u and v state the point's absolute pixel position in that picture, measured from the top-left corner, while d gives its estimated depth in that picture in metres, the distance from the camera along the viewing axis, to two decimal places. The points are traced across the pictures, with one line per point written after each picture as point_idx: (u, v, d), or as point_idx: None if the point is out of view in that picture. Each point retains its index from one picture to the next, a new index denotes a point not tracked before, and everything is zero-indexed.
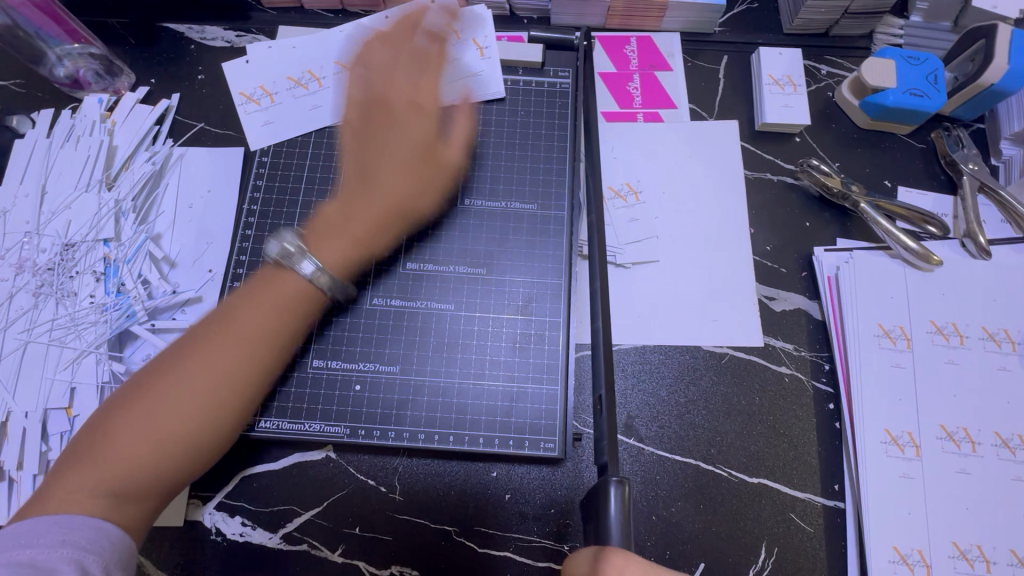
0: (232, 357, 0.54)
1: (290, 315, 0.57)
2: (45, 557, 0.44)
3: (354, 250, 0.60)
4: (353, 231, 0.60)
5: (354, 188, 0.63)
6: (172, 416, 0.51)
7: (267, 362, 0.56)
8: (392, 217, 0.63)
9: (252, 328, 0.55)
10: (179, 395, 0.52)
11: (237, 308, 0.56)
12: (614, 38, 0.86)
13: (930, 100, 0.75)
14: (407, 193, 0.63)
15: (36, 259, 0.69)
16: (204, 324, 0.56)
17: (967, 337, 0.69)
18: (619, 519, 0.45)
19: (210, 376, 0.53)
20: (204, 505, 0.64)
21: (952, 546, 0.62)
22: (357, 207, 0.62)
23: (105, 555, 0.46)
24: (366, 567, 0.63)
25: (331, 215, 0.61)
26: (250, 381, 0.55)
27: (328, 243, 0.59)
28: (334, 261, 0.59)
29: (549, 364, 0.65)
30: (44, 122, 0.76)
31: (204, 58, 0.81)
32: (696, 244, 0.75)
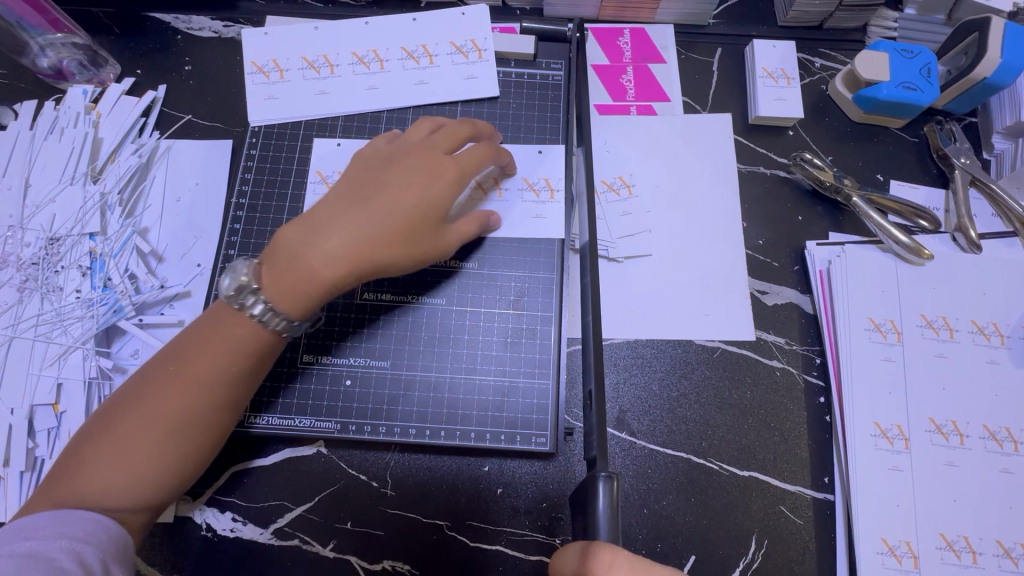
0: (186, 393, 0.51)
1: (251, 344, 0.54)
2: (44, 547, 0.44)
3: (306, 285, 0.54)
4: (307, 264, 0.54)
5: (331, 216, 0.56)
6: (134, 447, 0.49)
7: (226, 394, 0.53)
8: (345, 261, 0.55)
9: (216, 352, 0.53)
10: (161, 412, 0.50)
11: (216, 327, 0.54)
12: (607, 30, 0.85)
13: (923, 94, 0.74)
14: (382, 243, 0.56)
15: (20, 254, 0.67)
16: (168, 351, 0.53)
17: (956, 331, 0.69)
18: (607, 513, 0.45)
19: (166, 411, 0.51)
20: (194, 501, 0.64)
21: (940, 537, 0.63)
22: (318, 241, 0.55)
23: (101, 546, 0.46)
24: (358, 562, 0.63)
25: (288, 240, 0.56)
26: (207, 414, 0.52)
27: (281, 276, 0.54)
28: (283, 296, 0.54)
29: (541, 359, 0.65)
30: (27, 114, 0.74)
31: (191, 49, 0.80)
32: (688, 238, 0.75)
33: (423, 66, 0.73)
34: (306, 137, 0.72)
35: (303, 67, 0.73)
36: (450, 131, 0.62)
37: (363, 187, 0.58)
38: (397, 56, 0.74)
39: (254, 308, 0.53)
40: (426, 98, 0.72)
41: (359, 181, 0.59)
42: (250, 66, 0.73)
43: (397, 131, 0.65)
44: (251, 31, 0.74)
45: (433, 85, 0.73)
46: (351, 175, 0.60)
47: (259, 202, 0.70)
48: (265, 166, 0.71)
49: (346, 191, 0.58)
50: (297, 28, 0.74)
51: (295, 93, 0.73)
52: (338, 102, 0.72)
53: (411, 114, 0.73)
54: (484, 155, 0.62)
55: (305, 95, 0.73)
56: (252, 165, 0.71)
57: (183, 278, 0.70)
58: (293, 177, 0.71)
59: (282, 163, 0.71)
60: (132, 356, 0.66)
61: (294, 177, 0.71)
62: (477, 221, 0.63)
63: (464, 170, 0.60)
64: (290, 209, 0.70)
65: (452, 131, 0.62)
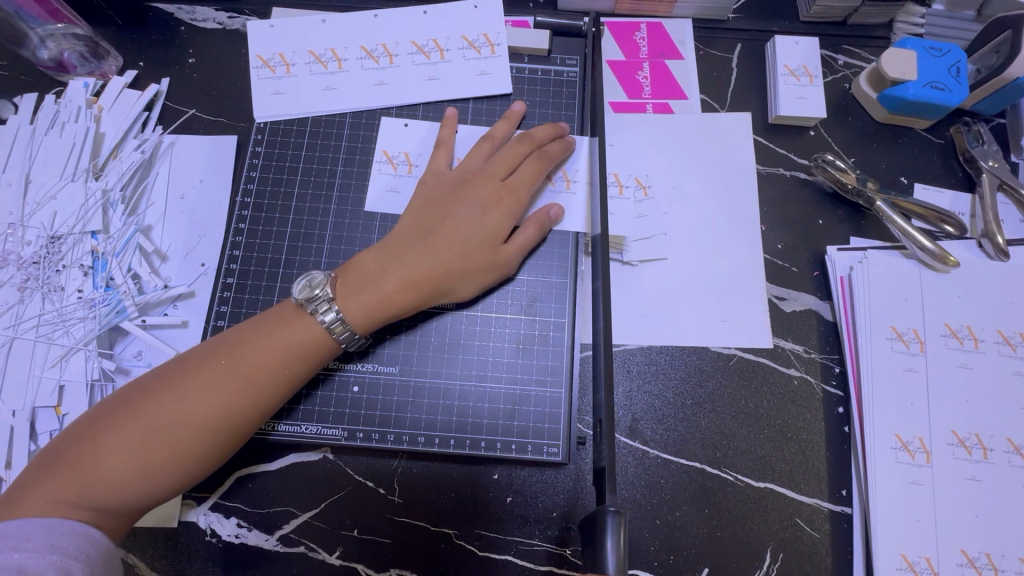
0: (221, 395, 0.52)
1: (290, 360, 0.55)
2: (35, 562, 0.44)
3: (380, 306, 0.59)
4: (382, 288, 0.59)
5: (405, 245, 0.61)
6: (160, 439, 0.50)
7: (255, 405, 0.54)
8: (418, 288, 0.60)
9: (257, 358, 0.54)
10: (175, 416, 0.51)
11: (247, 340, 0.55)
12: (623, 24, 0.82)
13: (952, 94, 0.71)
14: (450, 268, 0.60)
15: (21, 252, 0.66)
16: (216, 347, 0.55)
17: (982, 341, 0.67)
18: (615, 552, 0.43)
19: (195, 410, 0.51)
20: (198, 506, 0.63)
21: (961, 554, 0.61)
22: (394, 267, 0.60)
23: (91, 563, 0.47)
24: (364, 570, 0.62)
25: (367, 264, 0.60)
26: (234, 421, 0.53)
27: (355, 295, 0.58)
28: (356, 315, 0.58)
29: (553, 366, 0.63)
30: (28, 108, 0.72)
31: (195, 40, 0.77)
32: (704, 242, 0.73)
33: (434, 62, 0.71)
34: (313, 135, 0.70)
35: (310, 61, 0.71)
36: (508, 154, 0.65)
37: (434, 216, 0.62)
38: (407, 50, 0.71)
39: (323, 316, 0.56)
40: (436, 94, 0.70)
41: (426, 212, 0.63)
42: (255, 60, 0.71)
43: (446, 147, 0.67)
44: (256, 24, 0.72)
45: (443, 81, 0.71)
46: (421, 202, 0.64)
47: (264, 201, 0.68)
48: (271, 165, 0.69)
49: (415, 220, 0.63)
50: (304, 21, 0.72)
51: (301, 88, 0.70)
52: (346, 98, 0.70)
53: (421, 111, 0.71)
54: (534, 173, 0.64)
55: (312, 90, 0.70)
56: (258, 163, 0.69)
57: (187, 278, 0.68)
58: (300, 176, 0.69)
59: (288, 161, 0.69)
60: (135, 358, 0.65)
61: (301, 176, 0.69)
62: (537, 227, 0.63)
63: (517, 194, 0.64)
64: (297, 209, 0.68)
65: (509, 154, 0.65)
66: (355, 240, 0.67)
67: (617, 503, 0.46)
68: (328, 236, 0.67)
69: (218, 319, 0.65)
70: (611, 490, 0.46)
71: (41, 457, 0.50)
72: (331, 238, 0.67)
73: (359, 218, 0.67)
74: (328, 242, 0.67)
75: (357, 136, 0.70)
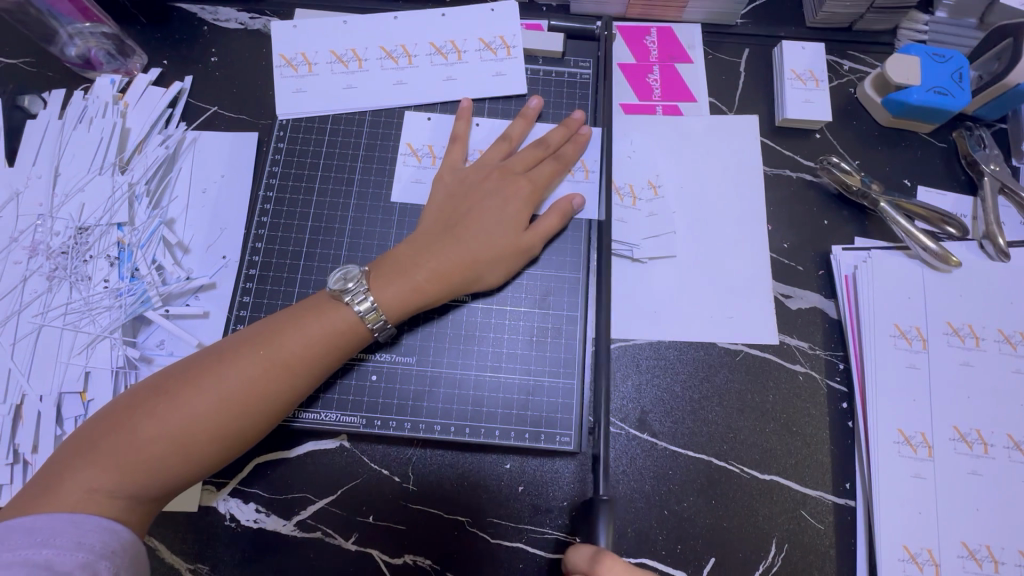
0: (256, 384, 0.54)
1: (323, 349, 0.57)
2: (62, 558, 0.45)
3: (413, 297, 0.60)
4: (415, 278, 0.60)
5: (434, 239, 0.63)
6: (197, 426, 0.52)
7: (288, 393, 0.56)
8: (448, 278, 0.61)
9: (291, 347, 0.56)
10: (210, 403, 0.53)
11: (281, 330, 0.57)
12: (634, 28, 0.84)
13: (953, 98, 0.74)
14: (478, 258, 0.62)
15: (49, 243, 0.68)
16: (250, 335, 0.57)
17: (983, 339, 0.69)
18: (605, 533, 0.53)
19: (230, 399, 0.53)
20: (218, 491, 0.65)
21: (962, 546, 0.63)
22: (425, 258, 0.62)
23: (116, 560, 0.47)
24: (379, 556, 0.63)
25: (399, 257, 0.62)
26: (268, 409, 0.55)
27: (389, 285, 0.60)
28: (390, 304, 0.59)
29: (566, 358, 0.65)
30: (56, 103, 0.74)
31: (218, 40, 0.80)
32: (713, 240, 0.75)
33: (452, 62, 0.73)
34: (334, 132, 0.72)
35: (332, 61, 0.73)
36: (526, 152, 0.67)
37: (459, 209, 0.65)
38: (425, 51, 0.73)
39: (358, 305, 0.58)
40: (453, 94, 0.72)
41: (450, 206, 0.65)
42: (279, 59, 0.73)
43: (462, 143, 0.69)
44: (279, 24, 0.74)
45: (460, 81, 0.73)
46: (445, 197, 0.66)
47: (286, 195, 0.70)
48: (293, 160, 0.71)
49: (440, 214, 0.65)
50: (325, 22, 0.74)
51: (323, 87, 0.72)
52: (365, 96, 0.72)
53: (438, 109, 0.73)
54: (553, 170, 0.67)
55: (333, 89, 0.72)
56: (280, 157, 0.71)
57: (209, 269, 0.70)
58: (321, 171, 0.71)
59: (310, 156, 0.71)
60: (158, 347, 0.67)
61: (322, 171, 0.71)
62: (559, 215, 0.65)
63: (537, 187, 0.66)
64: (318, 204, 0.70)
65: (526, 152, 0.67)
66: (374, 233, 0.69)
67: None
68: (347, 230, 0.69)
69: (240, 310, 0.66)
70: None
71: (77, 442, 0.52)
72: (351, 232, 0.69)
73: (378, 212, 0.69)
74: (347, 235, 0.69)
75: (376, 133, 0.72)
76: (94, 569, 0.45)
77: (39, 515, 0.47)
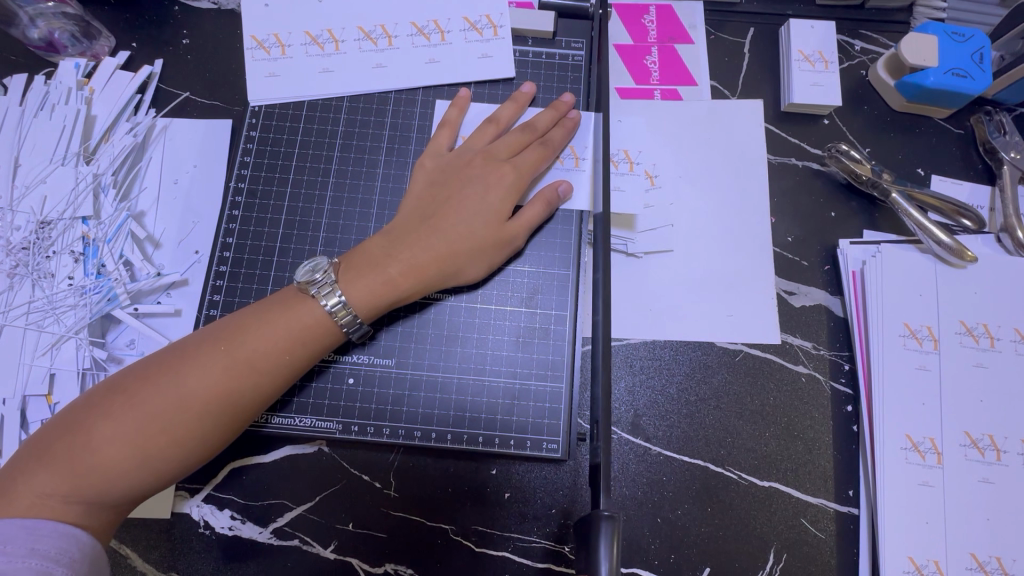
0: (219, 383, 0.51)
1: (293, 345, 0.54)
2: (11, 565, 0.42)
3: (387, 291, 0.57)
4: (388, 272, 0.57)
5: (410, 228, 0.59)
6: (156, 427, 0.49)
7: (255, 392, 0.52)
8: (424, 272, 0.58)
9: (258, 343, 0.53)
10: (171, 403, 0.50)
11: (248, 325, 0.54)
12: (631, 7, 0.79)
13: (973, 81, 0.69)
14: (456, 251, 0.58)
15: (10, 238, 0.64)
16: (217, 330, 0.54)
17: (998, 339, 0.65)
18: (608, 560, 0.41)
19: (192, 398, 0.50)
20: (192, 497, 0.62)
21: (970, 557, 0.60)
22: (401, 249, 0.58)
23: (74, 566, 0.46)
24: (360, 565, 0.61)
25: (372, 249, 0.58)
26: (233, 409, 0.52)
27: (360, 279, 0.56)
28: (362, 299, 0.56)
29: (554, 360, 0.62)
30: (17, 89, 0.70)
31: (189, 20, 0.75)
32: (713, 233, 0.70)
33: (435, 44, 0.68)
34: (310, 120, 0.68)
35: (307, 43, 0.68)
36: (510, 138, 0.63)
37: (440, 198, 0.61)
38: (406, 32, 0.68)
39: (327, 301, 0.55)
40: (436, 78, 0.68)
41: (429, 195, 0.61)
42: (250, 41, 0.68)
43: (450, 128, 0.65)
44: (250, 3, 0.69)
45: (444, 64, 0.68)
46: (423, 187, 0.62)
47: (258, 187, 0.66)
48: (265, 149, 0.67)
49: (418, 204, 0.61)
50: (300, 0, 0.69)
51: (299, 70, 0.68)
52: (343, 80, 0.68)
53: (420, 94, 0.68)
54: (539, 156, 0.62)
55: (309, 74, 0.68)
56: (252, 146, 0.67)
57: (180, 265, 0.66)
58: (295, 161, 0.67)
59: (283, 145, 0.67)
60: (128, 347, 0.64)
61: (296, 161, 0.67)
62: (544, 205, 0.61)
63: (522, 173, 0.61)
64: (291, 196, 0.66)
65: (509, 137, 0.63)
66: (351, 227, 0.65)
67: (612, 506, 0.44)
68: (323, 224, 0.65)
69: (211, 308, 0.63)
70: (605, 494, 0.45)
71: (32, 444, 0.49)
72: (327, 226, 0.65)
73: (356, 205, 0.66)
74: (323, 230, 0.65)
75: (354, 121, 0.68)
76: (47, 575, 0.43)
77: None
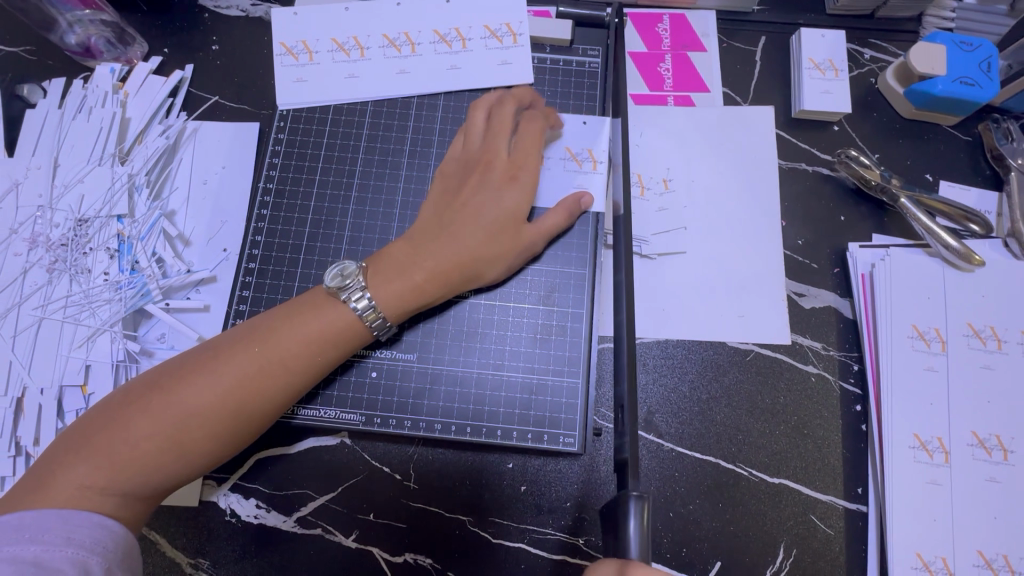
0: (251, 382, 0.53)
1: (322, 347, 0.56)
2: (50, 555, 0.45)
3: (413, 296, 0.59)
4: (414, 277, 0.59)
5: (433, 234, 0.61)
6: (192, 423, 0.52)
7: (284, 391, 0.55)
8: (448, 278, 0.60)
9: (288, 343, 0.55)
10: (205, 400, 0.52)
11: (278, 326, 0.56)
12: (645, 16, 0.81)
13: (981, 89, 0.70)
14: (478, 257, 0.60)
15: (49, 234, 0.67)
16: (249, 329, 0.56)
17: (1005, 342, 0.66)
18: (637, 536, 0.43)
19: (225, 396, 0.52)
20: (219, 486, 0.64)
21: (978, 555, 0.61)
22: (425, 255, 0.60)
23: (108, 556, 0.47)
24: (380, 554, 0.63)
25: (397, 254, 0.60)
26: (263, 406, 0.54)
27: (387, 284, 0.58)
28: (390, 303, 0.58)
29: (571, 357, 0.64)
30: (56, 92, 0.73)
31: (218, 27, 0.78)
32: (724, 236, 0.72)
33: (456, 51, 0.71)
34: (335, 123, 0.71)
35: (333, 50, 0.71)
36: (532, 140, 0.64)
37: (464, 200, 0.62)
38: (429, 39, 0.71)
39: (356, 303, 0.57)
40: (457, 83, 0.70)
41: (451, 199, 0.63)
42: (279, 48, 0.71)
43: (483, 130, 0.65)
44: (279, 12, 0.72)
45: (465, 70, 0.71)
46: (446, 189, 0.64)
47: (286, 188, 0.69)
48: (293, 152, 0.70)
49: (441, 209, 0.63)
50: (327, 9, 0.72)
51: (325, 76, 0.71)
52: (368, 86, 0.70)
53: (442, 100, 0.71)
54: None
55: (334, 78, 0.71)
56: (280, 148, 0.70)
57: (210, 262, 0.69)
58: (321, 163, 0.70)
59: (310, 148, 0.70)
60: (159, 340, 0.66)
61: (322, 163, 0.70)
62: (563, 213, 0.63)
63: (543, 179, 0.63)
64: (318, 197, 0.69)
65: (532, 140, 0.64)
66: (375, 227, 0.67)
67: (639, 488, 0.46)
68: (348, 224, 0.67)
69: (239, 304, 0.65)
70: (633, 479, 0.46)
71: (72, 436, 0.51)
72: (352, 226, 0.67)
73: (379, 206, 0.68)
74: (348, 229, 0.67)
75: (378, 124, 0.70)
76: (84, 565, 0.45)
77: (29, 511, 0.47)
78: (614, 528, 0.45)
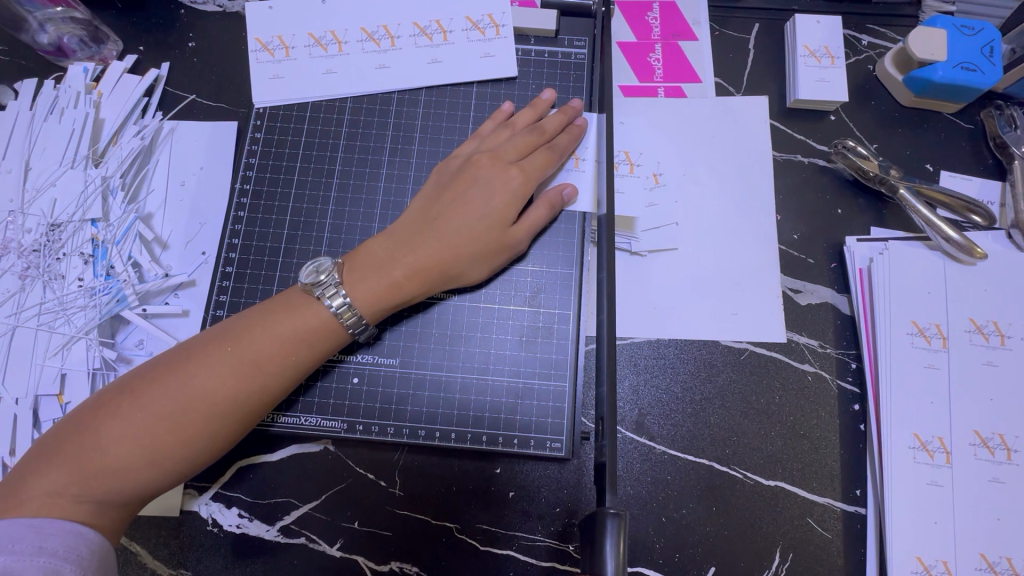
0: (225, 384, 0.51)
1: (299, 347, 0.54)
2: (20, 564, 0.43)
3: (390, 293, 0.57)
4: (392, 273, 0.57)
5: (414, 231, 0.59)
6: (165, 427, 0.50)
7: (260, 393, 0.53)
8: (427, 275, 0.58)
9: (263, 344, 0.53)
10: (179, 403, 0.50)
11: (254, 327, 0.54)
12: (634, 4, 0.79)
13: (983, 74, 0.68)
14: (459, 254, 0.58)
15: (21, 240, 0.66)
16: (224, 330, 0.54)
17: (1009, 337, 0.64)
18: (614, 555, 0.41)
19: (199, 399, 0.51)
20: (200, 495, 0.63)
21: (980, 558, 0.59)
22: (404, 251, 0.58)
23: (82, 564, 0.46)
24: (365, 563, 0.61)
25: (376, 251, 0.59)
26: (239, 409, 0.52)
27: (364, 281, 0.57)
28: (366, 301, 0.56)
29: (558, 359, 0.62)
30: (27, 93, 0.71)
31: (195, 23, 0.76)
32: (717, 231, 0.70)
33: (437, 44, 0.68)
34: (314, 121, 0.69)
35: (310, 44, 0.69)
36: (519, 140, 0.62)
37: (447, 199, 0.60)
38: (409, 32, 0.69)
39: (331, 300, 0.55)
40: (439, 77, 0.68)
41: (434, 197, 0.61)
42: (254, 43, 0.69)
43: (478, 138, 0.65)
44: (255, 6, 0.70)
45: (446, 64, 0.68)
46: (431, 188, 0.62)
47: (263, 189, 0.67)
48: (270, 151, 0.68)
49: (423, 205, 0.61)
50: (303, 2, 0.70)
51: (303, 71, 0.69)
52: (347, 82, 0.68)
53: (423, 95, 0.69)
54: (546, 160, 0.62)
55: (312, 74, 0.69)
56: (257, 148, 0.68)
57: (187, 266, 0.67)
58: (299, 161, 0.68)
59: (288, 147, 0.68)
60: (137, 347, 0.64)
61: (300, 162, 0.68)
62: (547, 207, 0.61)
63: (529, 177, 0.61)
64: (296, 197, 0.67)
65: (519, 139, 0.62)
66: (355, 228, 0.65)
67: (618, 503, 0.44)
68: (327, 225, 0.65)
69: (217, 309, 0.64)
70: (610, 491, 0.45)
71: (44, 443, 0.50)
72: (331, 226, 0.65)
73: (360, 206, 0.66)
74: (328, 230, 0.65)
75: (358, 121, 0.68)
76: (57, 571, 0.44)
77: None
78: (590, 543, 0.43)
